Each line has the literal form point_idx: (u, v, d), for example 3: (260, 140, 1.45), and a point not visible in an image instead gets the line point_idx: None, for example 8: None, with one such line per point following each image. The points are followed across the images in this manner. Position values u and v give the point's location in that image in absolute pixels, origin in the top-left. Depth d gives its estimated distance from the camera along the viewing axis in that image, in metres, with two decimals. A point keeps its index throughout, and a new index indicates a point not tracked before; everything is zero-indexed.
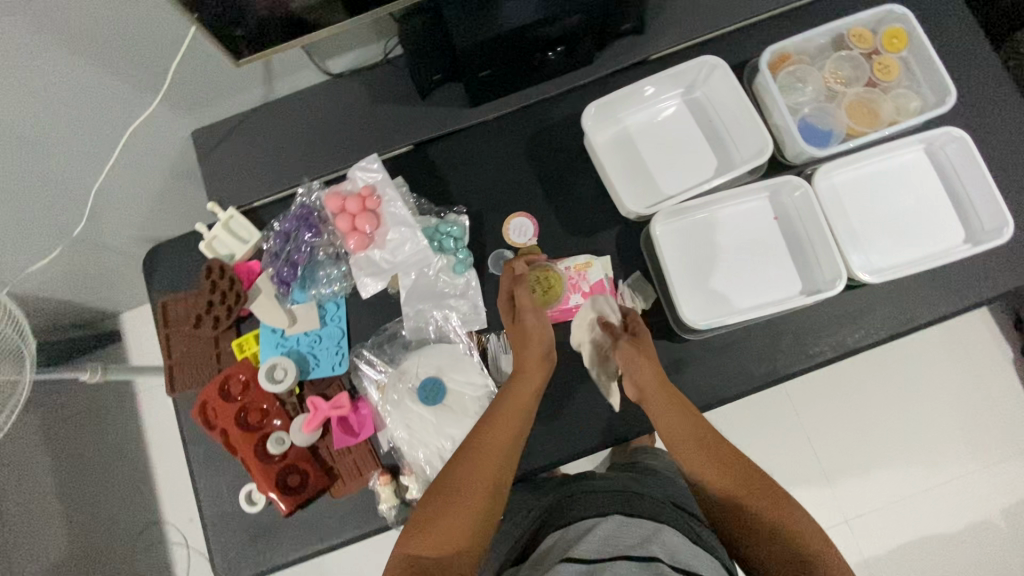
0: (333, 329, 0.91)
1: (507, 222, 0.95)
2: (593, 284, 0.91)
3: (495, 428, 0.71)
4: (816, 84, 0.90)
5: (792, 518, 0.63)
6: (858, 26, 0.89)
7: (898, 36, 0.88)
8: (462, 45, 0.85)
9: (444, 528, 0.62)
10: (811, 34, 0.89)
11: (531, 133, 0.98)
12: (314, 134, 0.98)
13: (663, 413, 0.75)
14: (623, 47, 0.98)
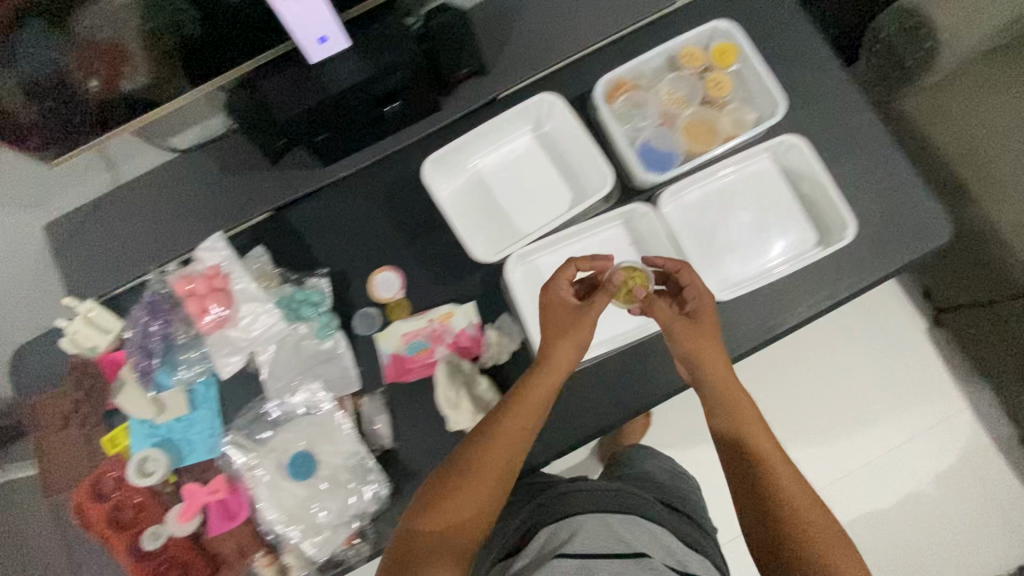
0: (206, 411, 0.89)
1: (371, 278, 0.94)
2: (458, 334, 0.87)
3: (522, 416, 0.73)
4: (654, 107, 0.91)
5: (793, 507, 0.68)
6: (687, 45, 0.90)
7: (727, 51, 0.89)
8: (287, 115, 0.83)
9: (452, 510, 0.68)
10: (642, 60, 0.90)
11: (390, 186, 0.98)
12: (168, 211, 0.96)
13: (726, 397, 0.76)
14: (469, 90, 0.98)
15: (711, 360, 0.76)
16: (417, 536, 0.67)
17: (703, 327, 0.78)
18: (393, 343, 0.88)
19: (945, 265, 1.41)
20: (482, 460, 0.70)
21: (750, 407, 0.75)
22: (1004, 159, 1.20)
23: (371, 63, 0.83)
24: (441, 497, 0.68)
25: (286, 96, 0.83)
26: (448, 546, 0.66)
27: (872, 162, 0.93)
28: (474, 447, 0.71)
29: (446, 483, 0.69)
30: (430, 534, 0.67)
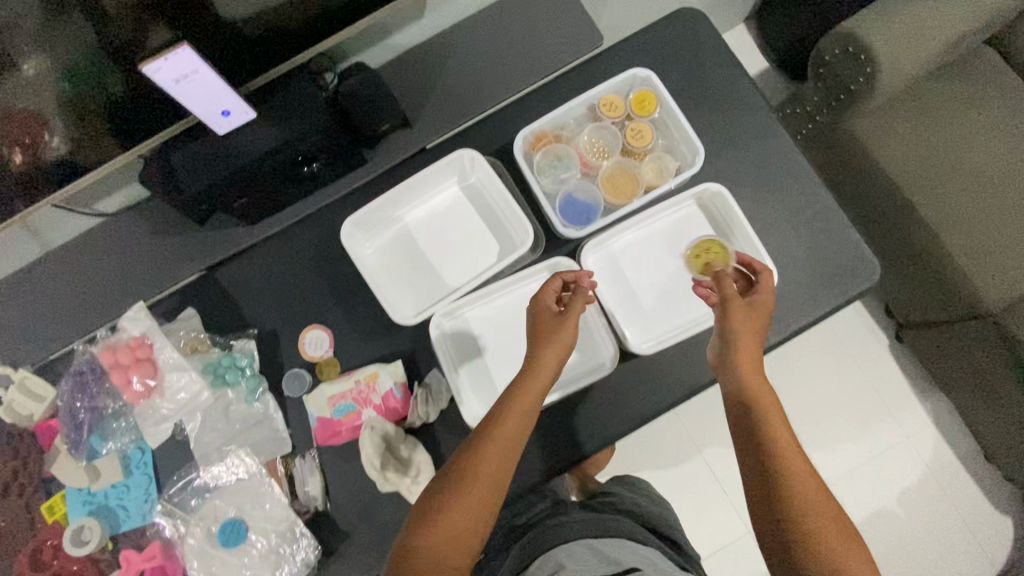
0: (141, 477, 0.90)
1: (302, 336, 0.94)
2: (383, 395, 0.87)
3: (515, 418, 0.72)
4: (577, 156, 0.91)
5: (805, 498, 0.64)
6: (607, 94, 0.89)
7: (646, 99, 0.88)
8: (197, 187, 0.82)
9: (455, 518, 0.64)
10: (565, 110, 0.90)
11: (319, 241, 0.97)
12: (97, 276, 0.96)
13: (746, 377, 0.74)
14: (396, 142, 0.98)
15: (742, 339, 0.75)
16: (417, 552, 0.63)
17: (728, 312, 0.77)
18: (320, 407, 0.88)
19: (902, 284, 1.40)
20: (483, 463, 0.68)
21: (768, 389, 0.74)
22: (945, 184, 1.24)
23: (283, 130, 0.82)
24: (444, 502, 0.66)
25: (196, 169, 0.82)
26: (452, 555, 0.63)
27: (799, 203, 0.93)
28: (472, 450, 0.69)
29: (445, 488, 0.67)
30: (431, 547, 0.63)
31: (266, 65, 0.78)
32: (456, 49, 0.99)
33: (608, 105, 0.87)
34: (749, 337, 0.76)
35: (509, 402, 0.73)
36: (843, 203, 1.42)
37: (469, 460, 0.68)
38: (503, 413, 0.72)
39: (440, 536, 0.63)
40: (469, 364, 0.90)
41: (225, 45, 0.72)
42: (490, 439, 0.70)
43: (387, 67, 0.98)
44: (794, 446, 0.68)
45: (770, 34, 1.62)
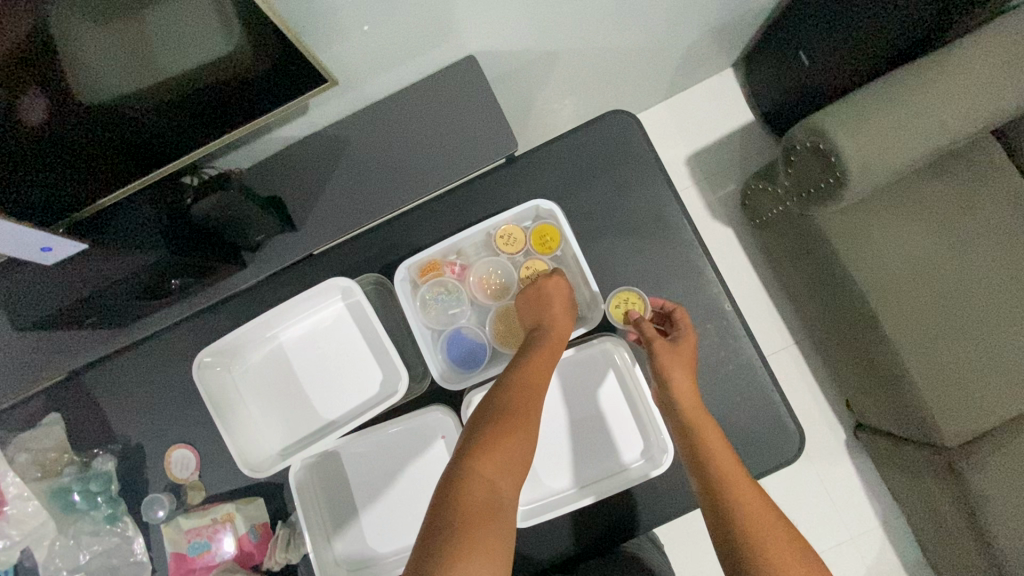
0: None
1: (168, 455, 0.87)
2: (241, 536, 0.82)
3: (543, 368, 0.68)
4: (470, 290, 0.83)
5: (787, 561, 0.56)
6: (506, 226, 0.82)
7: (547, 233, 0.82)
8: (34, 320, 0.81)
9: (508, 456, 0.59)
10: (461, 238, 0.83)
11: (191, 350, 0.88)
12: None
13: (693, 414, 0.69)
14: (276, 248, 0.87)
15: (680, 378, 0.71)
16: (464, 486, 0.56)
17: (670, 351, 0.73)
18: (174, 540, 0.83)
19: (864, 395, 1.25)
20: (528, 405, 0.64)
21: (717, 433, 0.67)
22: (916, 299, 1.09)
23: (123, 261, 0.80)
24: (489, 439, 0.60)
25: (43, 298, 0.81)
26: (503, 491, 0.57)
27: (718, 356, 0.82)
28: (513, 392, 0.65)
29: (490, 427, 0.61)
30: (485, 481, 0.57)
31: (148, 159, 0.71)
32: (351, 144, 0.86)
33: (503, 241, 0.81)
34: (687, 375, 0.71)
35: (539, 356, 0.69)
36: (807, 296, 1.29)
37: (510, 402, 0.63)
38: (534, 362, 0.68)
39: (492, 471, 0.58)
40: (335, 510, 0.83)
41: (55, 165, 0.63)
42: (532, 386, 0.65)
43: (272, 162, 0.86)
44: (753, 494, 0.61)
45: (755, 88, 1.43)
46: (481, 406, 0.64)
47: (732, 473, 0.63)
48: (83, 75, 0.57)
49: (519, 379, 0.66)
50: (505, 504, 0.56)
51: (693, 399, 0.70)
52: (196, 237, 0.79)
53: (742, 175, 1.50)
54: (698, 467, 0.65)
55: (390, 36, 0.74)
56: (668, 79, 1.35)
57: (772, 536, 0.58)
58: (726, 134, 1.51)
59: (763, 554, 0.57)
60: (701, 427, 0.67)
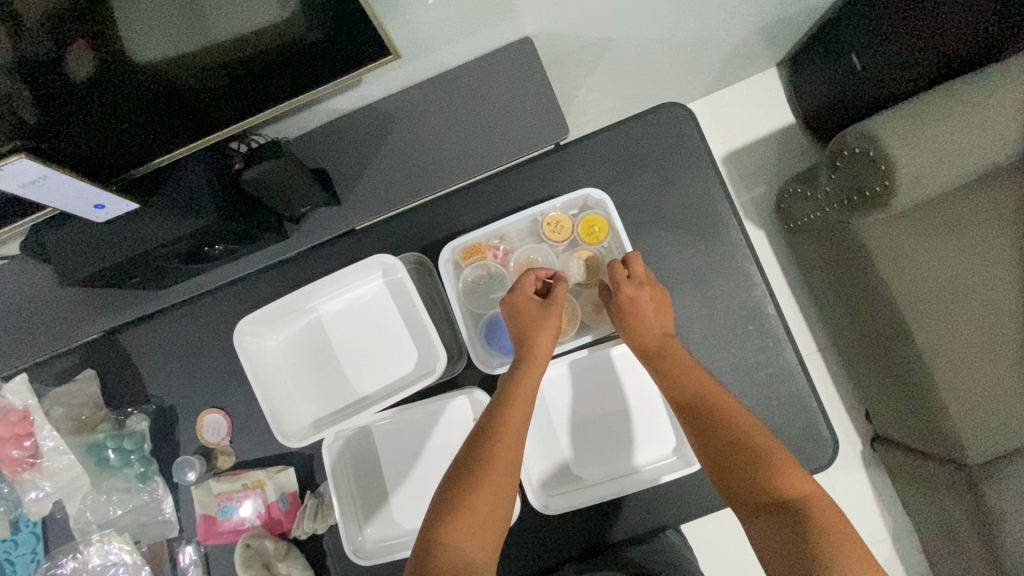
0: (28, 535, 0.86)
1: (200, 419, 0.87)
2: (270, 502, 0.83)
3: (518, 407, 0.66)
4: (512, 275, 0.84)
5: (765, 469, 0.59)
6: (554, 213, 0.82)
7: (595, 224, 0.81)
8: (72, 278, 0.74)
9: (476, 514, 0.58)
10: (507, 222, 0.83)
11: (230, 317, 0.89)
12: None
13: (663, 352, 0.70)
14: (321, 220, 0.87)
15: (643, 328, 0.72)
16: (438, 553, 0.56)
17: (619, 302, 0.73)
18: (205, 503, 0.84)
19: (886, 407, 1.25)
20: (500, 454, 0.63)
21: (686, 364, 0.69)
22: (951, 316, 1.07)
23: (170, 223, 0.73)
24: (458, 500, 0.60)
25: (76, 256, 0.75)
26: (477, 552, 0.56)
27: (756, 359, 0.82)
28: (482, 441, 0.64)
29: (460, 485, 0.61)
30: (455, 545, 0.56)
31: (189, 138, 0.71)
32: (399, 121, 0.85)
33: (550, 229, 0.80)
34: (646, 316, 0.72)
35: (513, 393, 0.68)
36: (836, 303, 1.28)
37: (481, 457, 0.62)
38: (508, 408, 0.67)
39: (460, 532, 0.57)
40: (363, 483, 0.84)
41: (111, 131, 0.65)
42: (504, 432, 0.64)
43: (320, 134, 0.86)
44: (728, 418, 0.63)
45: (799, 90, 1.40)
46: (454, 462, 0.64)
47: (712, 403, 0.65)
48: (142, 42, 0.58)
49: (491, 426, 0.65)
50: (481, 563, 0.56)
51: (659, 337, 0.72)
52: (247, 207, 0.78)
53: (778, 178, 1.48)
54: (679, 405, 0.66)
55: (450, 17, 0.72)
56: (712, 75, 1.33)
57: (753, 448, 0.60)
58: (765, 134, 1.49)
59: (745, 470, 0.59)
60: (674, 362, 0.69)
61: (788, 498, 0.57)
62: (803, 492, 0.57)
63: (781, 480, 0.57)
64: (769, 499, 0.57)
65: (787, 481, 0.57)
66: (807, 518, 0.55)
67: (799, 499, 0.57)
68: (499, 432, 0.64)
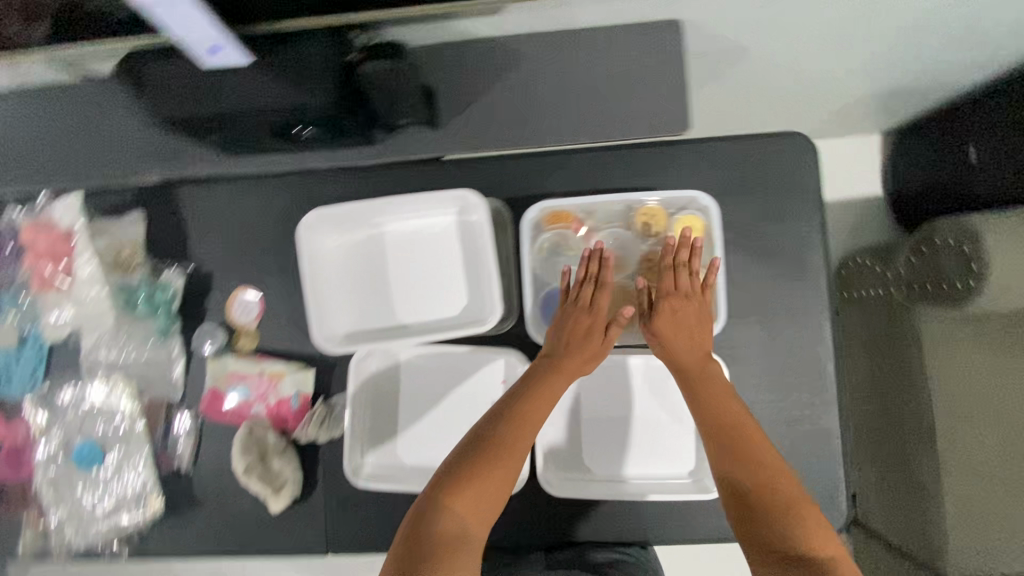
0: (23, 357, 0.85)
1: (233, 297, 0.86)
2: (282, 397, 0.82)
3: (543, 405, 0.70)
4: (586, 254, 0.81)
5: (792, 522, 0.59)
6: (652, 206, 0.78)
7: (692, 229, 0.78)
8: (171, 112, 0.74)
9: (482, 492, 0.63)
10: (600, 199, 0.79)
11: (293, 206, 0.87)
12: (42, 142, 0.85)
13: (701, 384, 0.70)
14: (413, 138, 0.84)
15: (678, 350, 0.73)
16: (437, 521, 0.60)
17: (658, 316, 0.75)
18: (218, 377, 0.83)
19: (877, 503, 1.19)
20: (514, 441, 0.67)
21: (733, 402, 0.69)
22: (986, 434, 1.00)
23: (273, 88, 0.72)
24: (466, 476, 0.63)
25: (179, 88, 0.74)
26: (474, 527, 0.61)
27: (798, 413, 0.80)
28: (503, 419, 0.68)
29: (469, 461, 0.64)
30: (457, 516, 0.61)
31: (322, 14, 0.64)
32: (523, 63, 0.82)
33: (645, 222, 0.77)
34: (679, 335, 0.74)
35: (540, 385, 0.71)
36: (869, 386, 1.22)
37: (494, 441, 0.66)
38: (528, 399, 0.70)
39: (462, 507, 0.62)
40: (374, 408, 0.82)
41: None
42: (524, 420, 0.68)
43: (439, 49, 0.82)
44: (763, 460, 0.64)
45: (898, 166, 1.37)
46: (473, 432, 0.68)
47: (755, 436, 0.66)
48: None
49: (512, 410, 0.69)
50: (474, 538, 0.61)
51: (697, 358, 0.73)
52: (352, 100, 0.74)
53: (846, 244, 1.45)
54: (715, 431, 0.67)
55: None
56: (820, 123, 1.29)
57: (785, 501, 0.61)
58: (849, 199, 1.45)
59: (776, 514, 0.60)
60: (711, 389, 0.70)
61: (818, 555, 0.58)
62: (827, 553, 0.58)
63: (806, 536, 0.58)
64: (793, 546, 0.58)
65: (812, 539, 0.58)
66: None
67: (826, 562, 0.57)
68: (519, 419, 0.68)
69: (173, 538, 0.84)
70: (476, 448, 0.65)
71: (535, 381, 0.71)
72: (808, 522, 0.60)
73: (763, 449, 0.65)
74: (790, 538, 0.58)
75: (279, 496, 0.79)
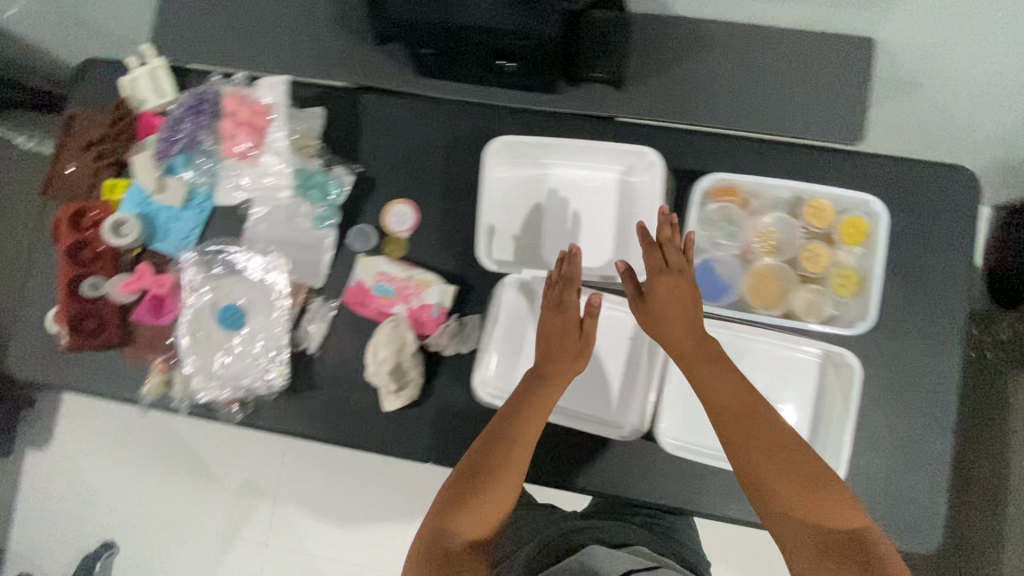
0: (192, 216, 0.92)
1: (390, 205, 0.91)
2: (422, 304, 0.87)
3: (535, 415, 0.74)
4: (745, 233, 0.80)
5: (840, 515, 0.64)
6: (823, 199, 0.78)
7: (857, 229, 0.77)
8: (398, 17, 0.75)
9: (480, 510, 0.68)
10: (772, 182, 0.78)
11: (464, 134, 0.92)
12: (247, 25, 0.92)
13: (695, 367, 0.73)
14: (593, 94, 0.89)
15: (672, 328, 0.74)
16: (441, 538, 0.67)
17: (646, 305, 0.76)
18: (366, 273, 0.88)
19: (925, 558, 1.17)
20: (508, 455, 0.71)
21: (734, 404, 0.70)
22: None
23: (512, 18, 0.73)
24: (464, 495, 0.69)
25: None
26: (477, 537, 0.67)
27: (912, 429, 0.82)
28: (496, 435, 0.72)
29: (467, 484, 0.70)
30: (460, 531, 0.67)
31: None
32: (713, 47, 0.86)
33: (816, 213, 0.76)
34: (670, 316, 0.74)
35: (529, 402, 0.75)
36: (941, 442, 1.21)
37: (490, 460, 0.71)
38: (518, 417, 0.74)
39: (463, 522, 0.67)
40: (505, 335, 0.87)
41: None
42: (520, 442, 0.72)
43: (638, 16, 0.86)
44: (768, 462, 0.67)
45: None
46: (473, 449, 0.73)
47: (769, 426, 0.69)
48: None
49: (506, 424, 0.73)
50: (477, 551, 0.67)
51: (696, 342, 0.73)
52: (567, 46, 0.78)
53: None
54: (721, 411, 0.70)
55: None
56: None
57: (806, 494, 0.65)
58: None
59: (802, 496, 0.65)
60: (727, 381, 0.71)
61: (853, 526, 0.63)
62: (850, 527, 0.63)
63: (832, 514, 0.64)
64: (822, 518, 0.64)
65: (842, 515, 0.64)
66: (851, 556, 0.61)
67: (859, 528, 0.63)
68: (513, 436, 0.72)
69: (290, 415, 0.88)
70: (472, 469, 0.70)
71: (524, 402, 0.75)
72: (833, 498, 0.65)
73: (768, 442, 0.68)
74: (827, 532, 0.63)
75: (404, 395, 0.84)
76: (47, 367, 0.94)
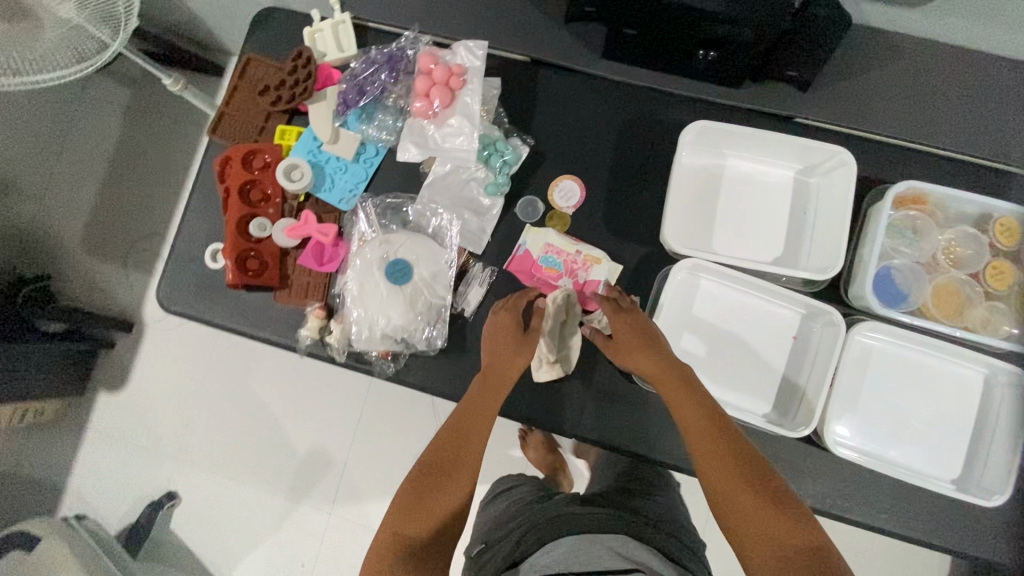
0: (360, 169, 0.94)
1: (557, 180, 0.92)
2: (589, 279, 0.90)
3: (482, 421, 0.77)
4: (928, 243, 0.82)
5: (782, 523, 0.62)
6: (1014, 217, 0.79)
7: None
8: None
9: (425, 512, 0.68)
10: (962, 198, 0.80)
11: (638, 119, 0.93)
12: None
13: (660, 393, 0.76)
14: (776, 93, 0.90)
15: (632, 361, 0.79)
16: (386, 543, 0.66)
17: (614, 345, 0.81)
18: (534, 243, 0.90)
19: None
20: (460, 456, 0.74)
21: (706, 425, 0.71)
22: None
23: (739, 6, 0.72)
24: (414, 497, 0.69)
25: None
26: (423, 535, 0.66)
27: None
28: (451, 438, 0.75)
29: (418, 487, 0.70)
30: (406, 535, 0.66)
31: None
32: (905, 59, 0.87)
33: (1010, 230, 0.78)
34: (631, 353, 0.79)
35: (482, 404, 0.78)
36: None
37: (439, 462, 0.73)
38: (472, 419, 0.77)
39: (406, 526, 0.67)
40: (669, 320, 0.88)
41: None
42: (469, 442, 0.75)
43: None
44: (727, 473, 0.67)
45: None
46: (427, 456, 0.74)
47: (738, 447, 0.69)
48: None
49: (460, 429, 0.76)
50: (424, 550, 0.65)
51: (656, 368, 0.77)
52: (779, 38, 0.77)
53: None
54: (690, 429, 0.72)
55: None
56: None
57: (763, 513, 0.63)
58: None
59: (756, 509, 0.63)
60: (690, 400, 0.73)
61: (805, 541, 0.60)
62: (801, 543, 0.60)
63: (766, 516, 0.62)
64: (771, 525, 0.62)
65: (792, 524, 0.62)
66: (805, 568, 0.58)
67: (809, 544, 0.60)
68: (469, 438, 0.75)
69: (441, 375, 0.90)
70: (419, 480, 0.71)
71: (473, 406, 0.78)
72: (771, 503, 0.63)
73: (738, 476, 0.66)
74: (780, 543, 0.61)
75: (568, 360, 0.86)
76: (195, 303, 0.95)
